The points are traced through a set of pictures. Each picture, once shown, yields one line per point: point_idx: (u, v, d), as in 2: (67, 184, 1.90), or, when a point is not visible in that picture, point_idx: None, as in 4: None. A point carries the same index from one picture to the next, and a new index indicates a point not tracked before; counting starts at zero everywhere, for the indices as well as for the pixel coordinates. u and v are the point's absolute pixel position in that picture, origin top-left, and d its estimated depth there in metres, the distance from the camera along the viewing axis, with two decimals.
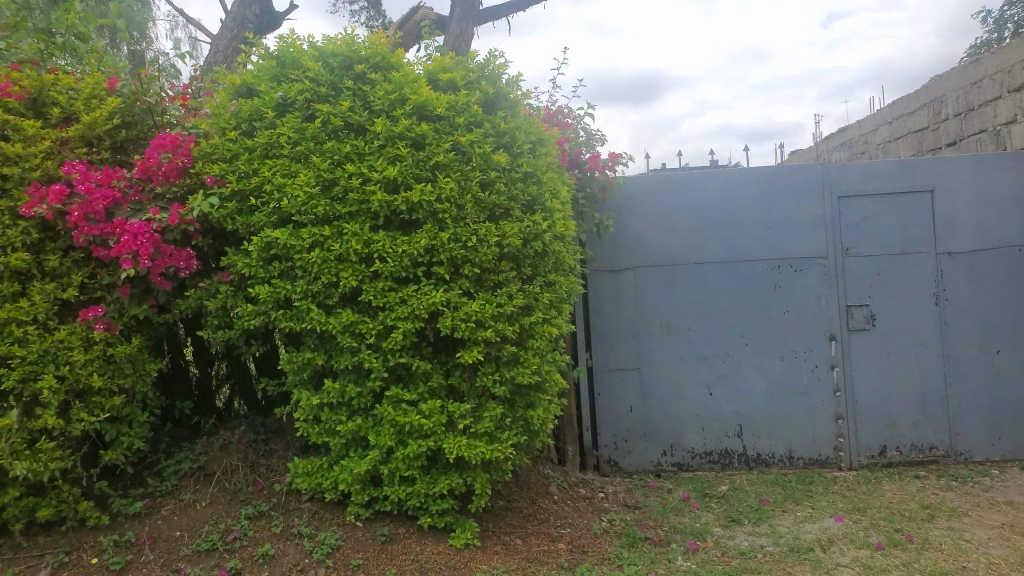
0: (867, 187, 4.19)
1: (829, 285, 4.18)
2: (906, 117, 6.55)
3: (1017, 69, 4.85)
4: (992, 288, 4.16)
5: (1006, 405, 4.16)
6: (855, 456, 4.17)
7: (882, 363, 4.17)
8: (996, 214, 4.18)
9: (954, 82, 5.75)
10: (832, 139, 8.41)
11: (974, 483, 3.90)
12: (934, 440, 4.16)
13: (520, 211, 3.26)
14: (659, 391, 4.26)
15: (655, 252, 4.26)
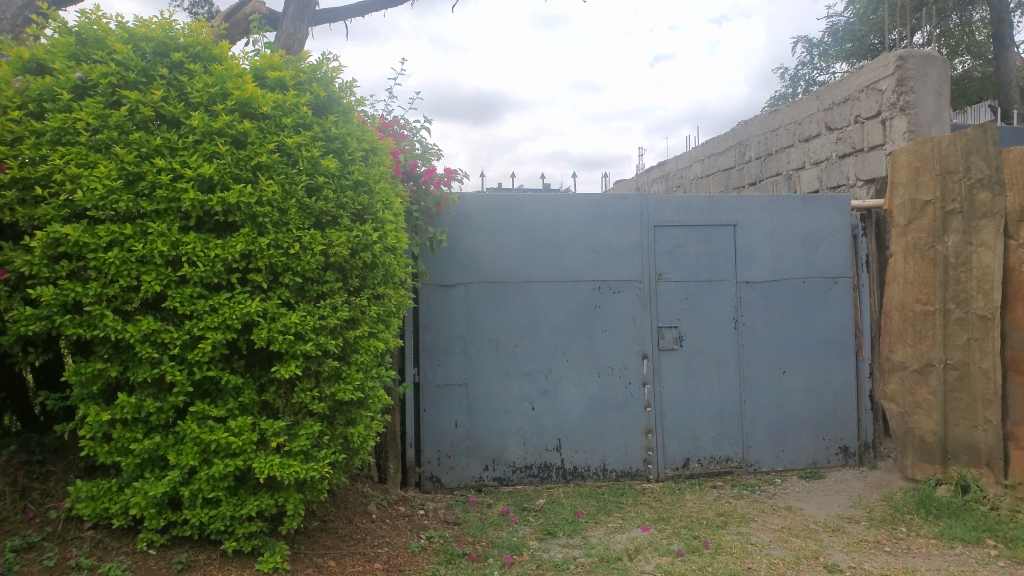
0: (680, 219, 4.51)
1: (644, 307, 4.45)
2: (715, 156, 7.23)
3: (809, 123, 5.66)
4: (780, 315, 4.63)
5: (790, 420, 4.62)
6: (662, 468, 4.43)
7: (688, 381, 4.49)
8: (786, 249, 4.66)
9: (756, 129, 6.46)
10: (652, 172, 9.08)
11: (761, 491, 4.30)
12: (729, 452, 4.53)
13: (349, 220, 3.16)
14: (484, 406, 4.30)
15: (487, 269, 4.32)
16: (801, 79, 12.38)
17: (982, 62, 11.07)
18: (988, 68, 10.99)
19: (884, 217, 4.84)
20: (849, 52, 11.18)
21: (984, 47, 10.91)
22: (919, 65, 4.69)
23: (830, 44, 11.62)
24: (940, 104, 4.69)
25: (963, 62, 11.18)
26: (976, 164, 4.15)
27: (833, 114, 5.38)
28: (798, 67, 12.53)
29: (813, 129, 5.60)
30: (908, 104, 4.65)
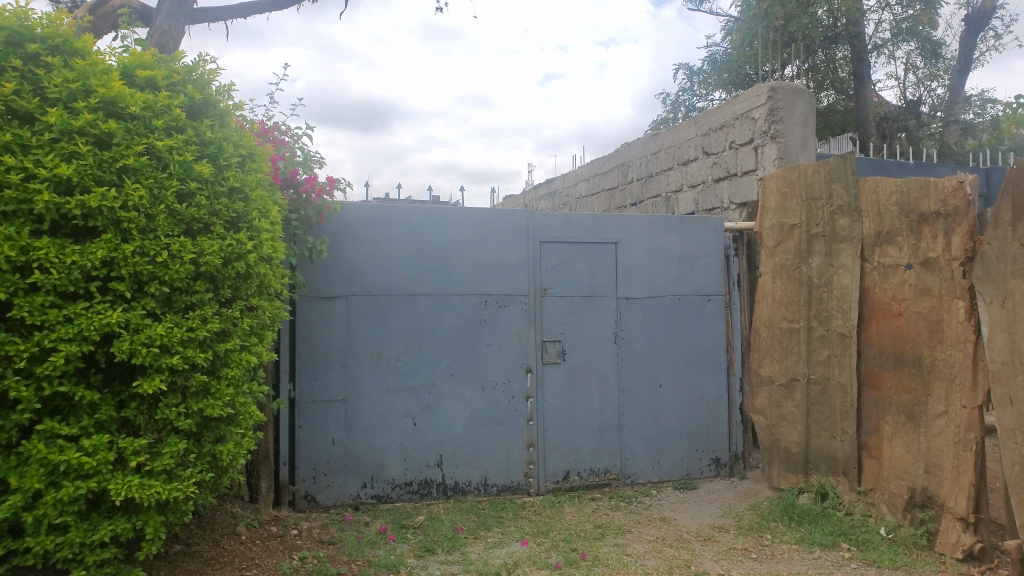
0: (565, 235, 4.59)
1: (527, 322, 4.49)
2: (600, 176, 7.44)
3: (688, 147, 5.90)
4: (659, 331, 4.79)
5: (666, 433, 4.78)
6: (542, 482, 4.48)
7: (569, 395, 4.56)
8: (664, 268, 4.83)
9: (638, 151, 6.69)
10: (540, 189, 9.25)
11: (638, 502, 4.42)
12: (608, 465, 4.63)
13: (222, 229, 3.04)
14: (364, 422, 4.21)
15: (370, 282, 4.24)
16: (682, 105, 12.87)
17: (845, 96, 11.76)
18: (849, 103, 11.80)
19: (755, 238, 5.10)
20: (726, 81, 11.76)
21: (846, 83, 11.71)
22: (789, 97, 4.99)
23: (708, 73, 12.19)
24: (806, 135, 5.01)
25: (827, 96, 11.83)
26: (837, 192, 4.46)
27: (709, 139, 5.64)
28: (678, 93, 13.06)
29: (691, 153, 5.85)
30: (778, 133, 4.93)
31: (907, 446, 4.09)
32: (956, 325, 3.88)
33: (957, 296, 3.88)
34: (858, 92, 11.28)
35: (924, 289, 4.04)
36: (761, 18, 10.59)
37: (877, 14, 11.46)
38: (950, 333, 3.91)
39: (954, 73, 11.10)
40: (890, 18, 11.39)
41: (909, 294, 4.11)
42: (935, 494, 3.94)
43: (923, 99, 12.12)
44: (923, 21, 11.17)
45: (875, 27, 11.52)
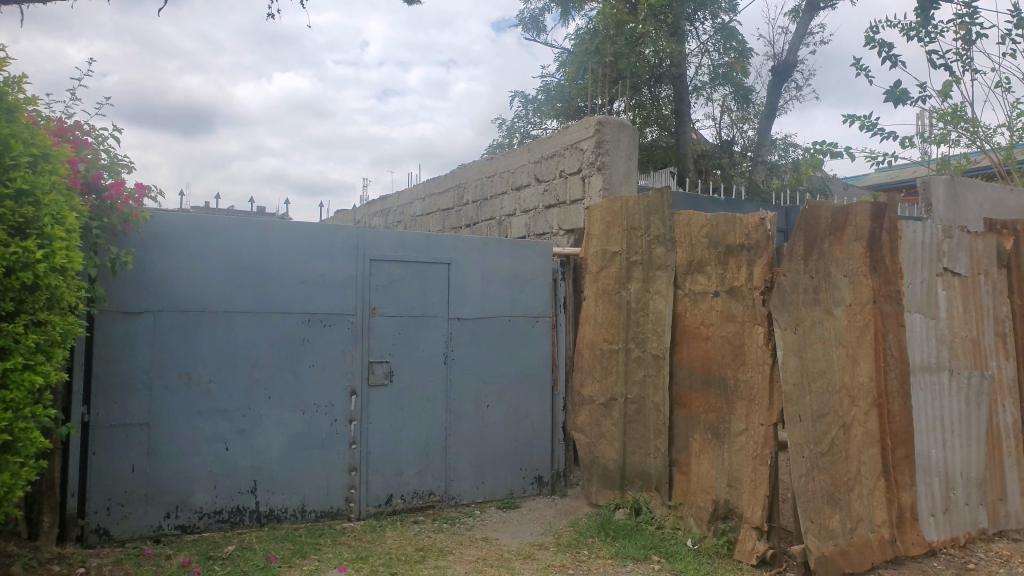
0: (396, 254, 4.55)
1: (353, 342, 4.40)
2: (436, 196, 7.49)
3: (521, 172, 6.07)
4: (487, 352, 4.85)
5: (490, 453, 4.83)
6: (364, 505, 4.38)
7: (395, 417, 4.51)
8: (494, 290, 4.91)
9: (473, 173, 6.80)
10: (375, 205, 9.18)
11: (460, 523, 4.43)
12: (432, 487, 4.61)
13: (3, 235, 2.73)
14: (169, 448, 3.94)
15: (182, 297, 3.99)
16: (517, 131, 13.22)
17: (667, 133, 12.63)
18: (670, 140, 12.61)
19: (581, 263, 5.30)
20: (559, 110, 12.24)
21: (669, 120, 12.55)
22: (614, 131, 5.26)
23: (542, 102, 12.60)
24: (629, 168, 5.30)
25: (652, 131, 12.58)
26: (655, 223, 4.74)
27: (541, 166, 5.83)
28: (513, 119, 13.41)
29: (524, 178, 6.02)
30: (604, 164, 5.18)
31: (712, 461, 4.39)
32: (756, 349, 4.26)
33: (757, 321, 4.27)
34: (677, 130, 12.11)
35: (729, 315, 4.39)
36: (593, 52, 11.38)
37: (697, 58, 12.45)
38: (751, 356, 4.28)
39: (762, 119, 12.18)
40: (708, 63, 12.41)
41: (716, 320, 4.44)
42: (735, 505, 4.25)
43: (736, 140, 12.97)
44: (736, 68, 12.27)
45: (695, 69, 12.48)
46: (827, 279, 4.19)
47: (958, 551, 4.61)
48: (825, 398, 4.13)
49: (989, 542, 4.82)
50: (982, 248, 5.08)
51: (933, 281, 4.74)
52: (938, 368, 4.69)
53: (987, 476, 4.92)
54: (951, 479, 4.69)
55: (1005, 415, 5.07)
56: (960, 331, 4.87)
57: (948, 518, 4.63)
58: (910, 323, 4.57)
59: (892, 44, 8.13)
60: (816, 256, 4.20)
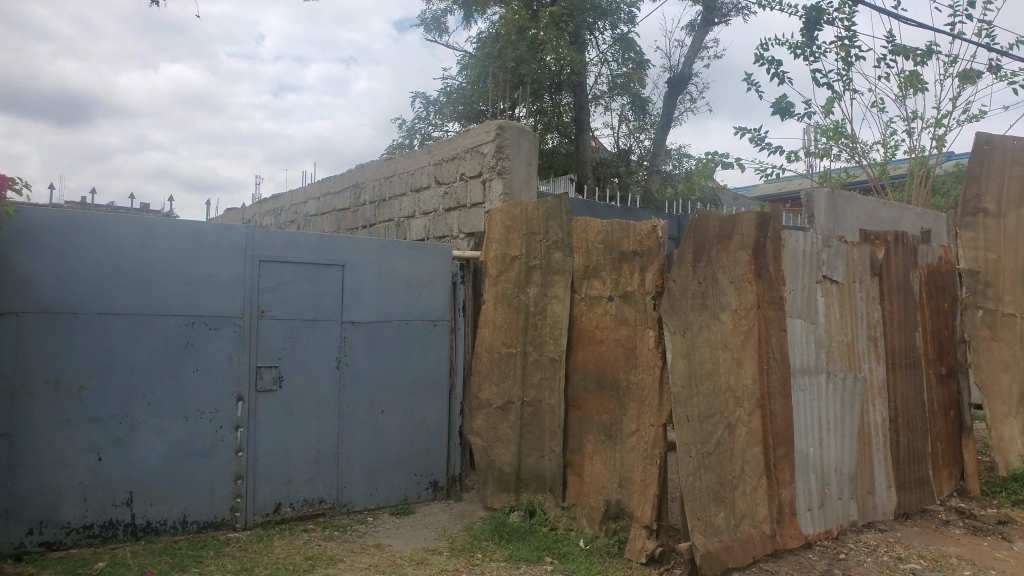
0: (288, 255, 4.42)
1: (241, 346, 4.25)
2: (332, 195, 7.35)
3: (420, 174, 6.04)
4: (382, 356, 4.78)
5: (384, 459, 4.77)
6: (250, 515, 4.23)
7: (284, 423, 4.38)
8: (390, 293, 4.85)
9: (371, 173, 6.72)
10: (267, 204, 8.92)
11: (352, 531, 4.35)
12: (323, 494, 4.51)
13: None
14: (33, 459, 3.69)
15: (51, 298, 3.75)
16: (418, 132, 13.14)
17: (567, 140, 12.83)
18: (571, 146, 12.85)
19: (480, 267, 5.30)
20: (460, 113, 12.23)
21: (569, 127, 12.76)
22: (514, 136, 5.30)
23: (444, 103, 12.53)
24: (528, 173, 5.35)
25: (552, 138, 12.74)
26: (553, 229, 4.79)
27: (441, 169, 5.81)
28: (414, 120, 13.30)
29: (423, 180, 5.99)
30: (504, 169, 5.21)
31: (605, 462, 4.48)
32: (647, 352, 4.39)
33: (648, 325, 4.40)
34: (579, 136, 12.47)
35: (622, 319, 4.50)
36: (494, 56, 11.43)
37: (597, 67, 12.71)
38: (642, 359, 4.40)
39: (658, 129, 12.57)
40: (607, 72, 12.70)
41: (610, 323, 4.55)
42: (626, 505, 4.35)
43: (633, 149, 13.25)
44: (634, 79, 12.63)
45: (594, 78, 12.73)
46: (714, 285, 4.36)
47: (832, 543, 4.88)
48: (712, 400, 4.30)
49: (859, 533, 5.12)
50: (857, 257, 5.39)
51: (813, 288, 5.00)
52: (816, 371, 4.96)
53: (859, 472, 5.24)
54: (826, 475, 4.97)
55: (876, 414, 5.41)
56: (837, 336, 5.16)
57: (823, 512, 4.89)
58: (792, 328, 4.81)
59: (780, 61, 8.54)
60: (704, 262, 4.36)
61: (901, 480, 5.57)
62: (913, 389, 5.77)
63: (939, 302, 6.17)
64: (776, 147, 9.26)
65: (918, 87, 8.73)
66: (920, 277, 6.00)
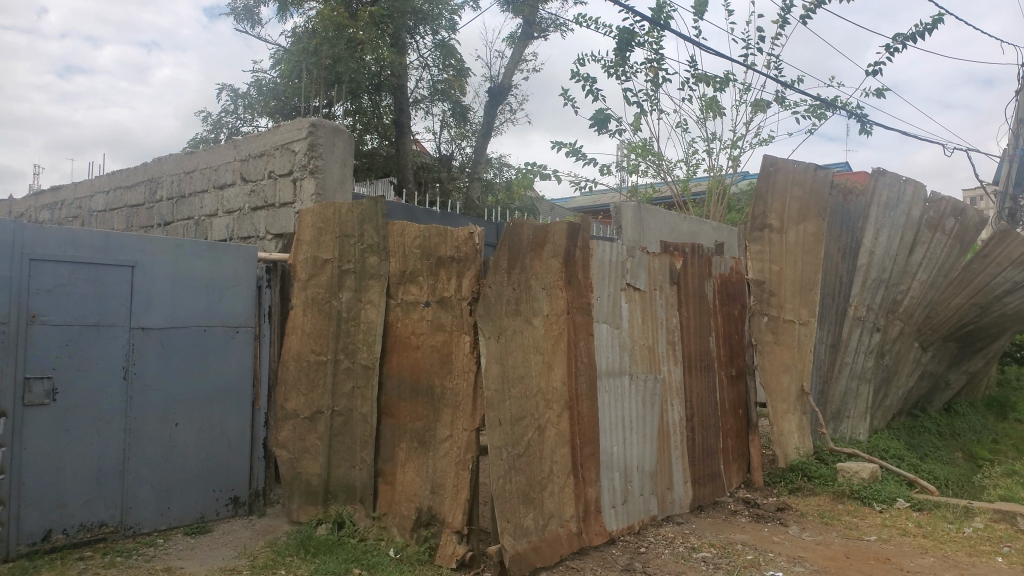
0: (65, 254, 4.01)
1: (6, 355, 3.79)
2: (122, 190, 6.78)
3: (224, 170, 5.72)
4: (176, 364, 4.47)
5: (178, 475, 4.44)
6: (13, 546, 3.78)
7: (58, 440, 3.97)
8: (188, 297, 4.54)
9: (168, 167, 6.27)
10: (46, 197, 8.08)
11: (138, 555, 4.01)
12: (105, 517, 4.12)
13: None
14: None
15: None
16: (224, 127, 12.47)
17: (387, 142, 12.68)
18: (391, 148, 12.73)
19: (289, 270, 5.08)
20: (273, 109, 11.73)
21: (389, 129, 12.56)
22: (328, 135, 5.14)
23: (255, 98, 12.00)
24: (343, 174, 5.22)
25: (372, 139, 12.52)
26: (368, 232, 4.67)
27: (248, 165, 5.53)
28: (221, 113, 12.55)
29: (229, 176, 5.68)
30: (317, 168, 5.04)
31: (417, 469, 4.44)
32: (462, 357, 4.40)
33: (464, 331, 4.42)
34: (399, 141, 12.40)
35: (438, 325, 4.48)
36: (309, 52, 11.08)
37: (417, 71, 12.67)
38: (457, 364, 4.41)
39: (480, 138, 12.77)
40: (427, 77, 12.70)
41: (426, 329, 4.51)
42: (437, 511, 4.35)
43: (455, 156, 13.36)
44: (455, 86, 12.74)
45: (415, 82, 12.68)
46: (528, 291, 4.53)
47: (633, 537, 5.15)
48: (524, 402, 4.44)
49: (658, 527, 5.44)
50: (658, 267, 5.74)
51: (618, 294, 5.26)
52: (620, 372, 5.21)
53: (658, 468, 5.56)
54: (629, 473, 5.24)
55: (674, 413, 5.78)
56: (639, 340, 5.46)
57: (625, 508, 5.15)
58: (599, 332, 5.04)
59: (594, 78, 8.96)
60: (518, 269, 4.49)
61: (696, 475, 5.99)
62: (707, 389, 6.23)
63: (730, 309, 6.72)
64: (590, 161, 9.68)
65: (717, 111, 9.49)
66: (714, 286, 6.50)
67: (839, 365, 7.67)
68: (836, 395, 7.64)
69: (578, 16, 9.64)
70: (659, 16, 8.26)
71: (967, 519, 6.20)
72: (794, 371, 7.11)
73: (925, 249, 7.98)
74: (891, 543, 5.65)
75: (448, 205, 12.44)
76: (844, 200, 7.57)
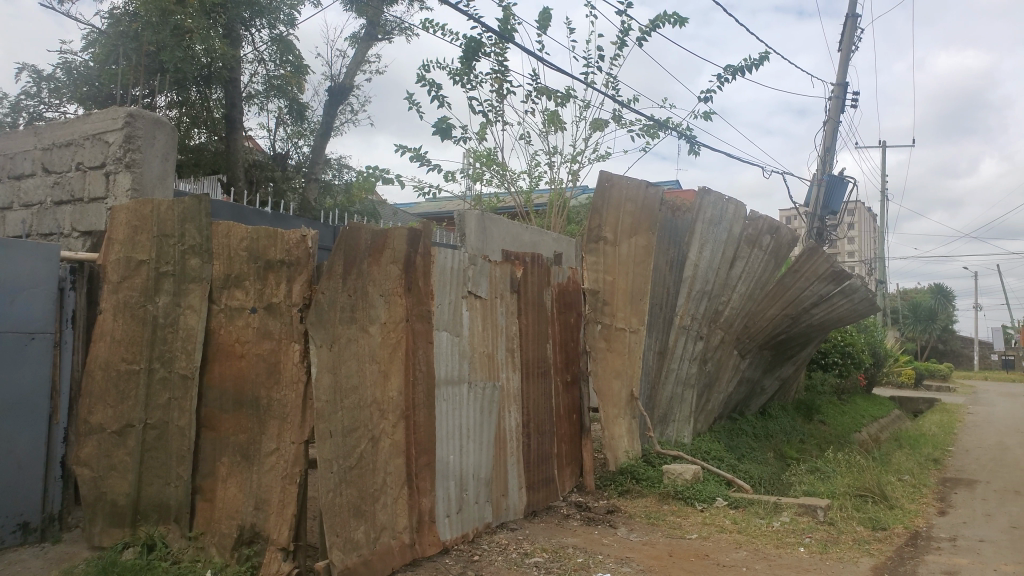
0: None
1: None
2: None
3: (20, 159, 5.22)
4: None
5: None
6: None
7: None
8: None
9: None
10: None
11: None
12: None
13: None
14: None
15: None
16: (24, 111, 11.16)
17: (215, 138, 12.13)
18: (220, 144, 12.10)
19: (97, 271, 4.67)
20: (84, 95, 10.95)
21: (218, 124, 12.07)
22: (148, 127, 4.78)
23: (63, 81, 11.01)
24: (163, 169, 4.87)
25: (200, 134, 11.94)
26: (190, 232, 4.37)
27: (51, 155, 5.07)
28: (20, 96, 11.27)
29: (26, 167, 5.17)
30: (133, 162, 4.66)
31: (239, 485, 4.20)
32: (291, 367, 4.18)
33: (293, 339, 4.19)
34: (229, 137, 11.74)
35: (265, 332, 4.24)
36: (129, 37, 10.25)
37: (252, 65, 12.12)
38: (286, 374, 4.18)
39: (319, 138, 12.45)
40: (262, 72, 12.17)
41: (252, 337, 4.25)
42: (261, 529, 4.13)
43: (290, 154, 12.94)
44: (291, 82, 12.30)
45: (248, 76, 12.11)
46: (365, 298, 4.44)
47: (467, 545, 5.14)
48: (357, 413, 4.33)
49: (492, 534, 5.48)
50: (499, 275, 5.79)
51: (459, 302, 5.25)
52: (459, 381, 5.19)
53: (493, 476, 5.60)
54: (464, 480, 5.23)
55: (510, 420, 5.84)
56: (478, 347, 5.47)
57: (459, 516, 5.13)
58: (438, 340, 4.99)
59: (439, 84, 8.95)
60: (354, 275, 4.38)
61: (531, 481, 6.08)
62: (543, 395, 6.36)
63: (567, 317, 6.91)
64: (435, 167, 9.65)
65: (559, 125, 9.75)
66: (552, 295, 6.65)
67: (666, 372, 8.09)
68: (663, 400, 8.05)
69: (424, 21, 9.60)
70: (504, 29, 8.38)
71: (776, 514, 6.73)
72: (624, 377, 7.44)
73: (743, 264, 8.56)
74: (710, 539, 6.01)
75: (282, 205, 11.98)
76: (673, 216, 7.98)
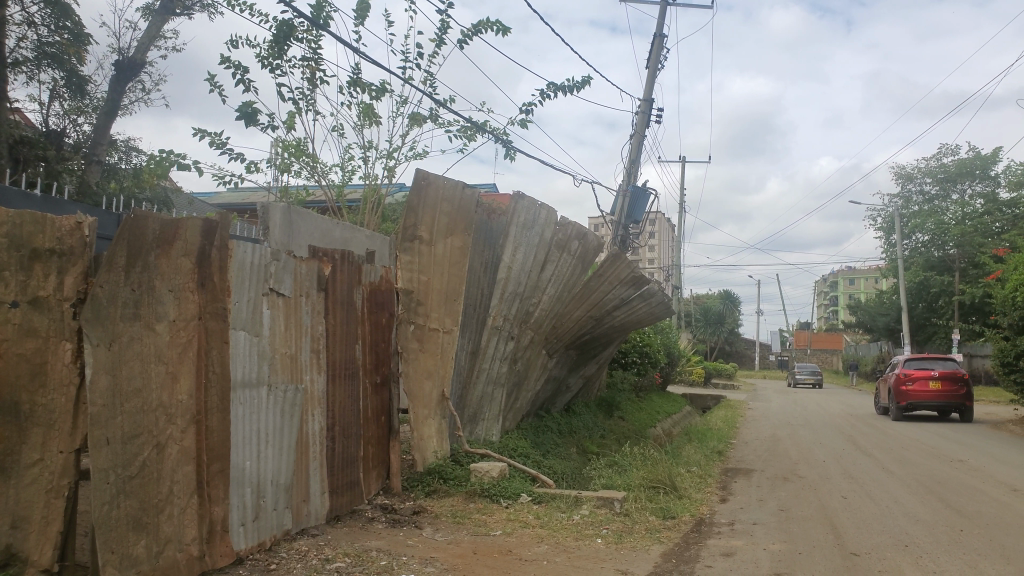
0: None
1: None
2: None
3: None
4: None
5: None
6: None
7: None
8: None
9: None
10: None
11: None
12: None
13: None
14: None
15: None
16: None
17: None
18: None
19: None
20: None
21: None
22: None
23: None
24: None
25: None
26: None
27: None
28: None
29: None
30: None
31: None
32: (61, 368, 3.78)
33: (64, 337, 3.80)
34: None
35: (29, 329, 3.67)
36: None
37: (20, 29, 10.81)
38: (53, 377, 3.76)
39: (102, 115, 11.43)
40: (33, 38, 10.89)
41: (11, 335, 3.61)
42: (18, 550, 3.62)
43: (68, 132, 11.71)
44: (69, 51, 11.23)
45: (15, 41, 10.79)
46: (151, 293, 4.12)
47: (263, 555, 4.88)
48: (139, 417, 4.00)
49: (292, 541, 5.25)
50: (305, 272, 5.57)
51: (259, 300, 4.99)
52: (257, 383, 4.93)
53: (294, 481, 5.37)
54: (262, 487, 4.97)
55: (313, 424, 5.64)
56: (280, 348, 5.22)
57: (255, 525, 4.87)
58: (234, 340, 4.71)
59: (245, 68, 8.50)
60: (139, 269, 4.05)
61: (334, 485, 5.91)
62: (349, 397, 6.19)
63: (377, 317, 6.78)
64: (238, 155, 9.17)
65: (373, 120, 9.60)
66: (362, 294, 6.51)
67: (477, 371, 8.20)
68: (473, 400, 8.14)
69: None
70: (318, 15, 8.10)
71: (576, 507, 7.03)
72: (436, 377, 7.42)
73: (553, 267, 8.81)
74: (513, 535, 6.16)
75: (57, 186, 10.63)
76: (487, 218, 8.17)
